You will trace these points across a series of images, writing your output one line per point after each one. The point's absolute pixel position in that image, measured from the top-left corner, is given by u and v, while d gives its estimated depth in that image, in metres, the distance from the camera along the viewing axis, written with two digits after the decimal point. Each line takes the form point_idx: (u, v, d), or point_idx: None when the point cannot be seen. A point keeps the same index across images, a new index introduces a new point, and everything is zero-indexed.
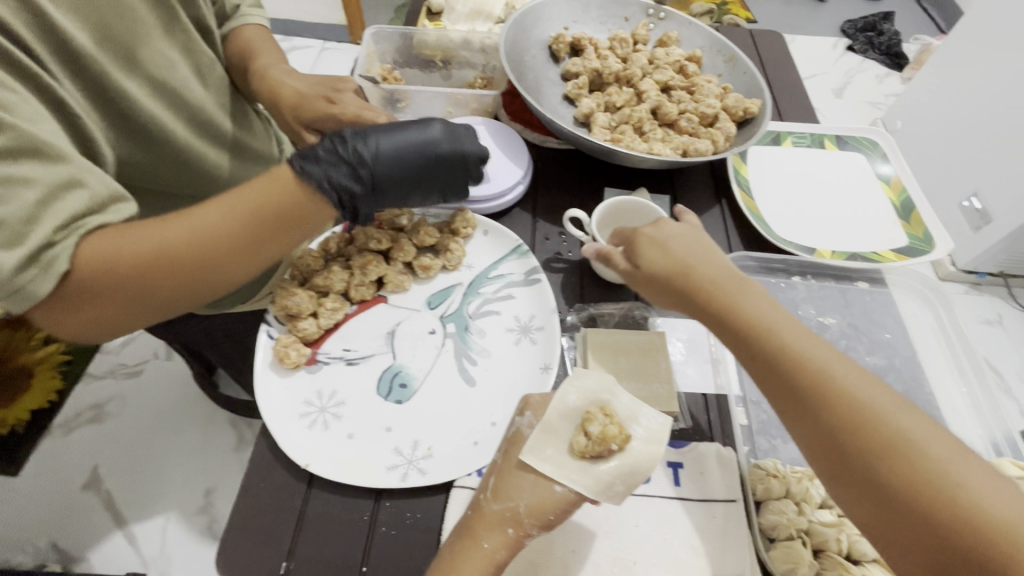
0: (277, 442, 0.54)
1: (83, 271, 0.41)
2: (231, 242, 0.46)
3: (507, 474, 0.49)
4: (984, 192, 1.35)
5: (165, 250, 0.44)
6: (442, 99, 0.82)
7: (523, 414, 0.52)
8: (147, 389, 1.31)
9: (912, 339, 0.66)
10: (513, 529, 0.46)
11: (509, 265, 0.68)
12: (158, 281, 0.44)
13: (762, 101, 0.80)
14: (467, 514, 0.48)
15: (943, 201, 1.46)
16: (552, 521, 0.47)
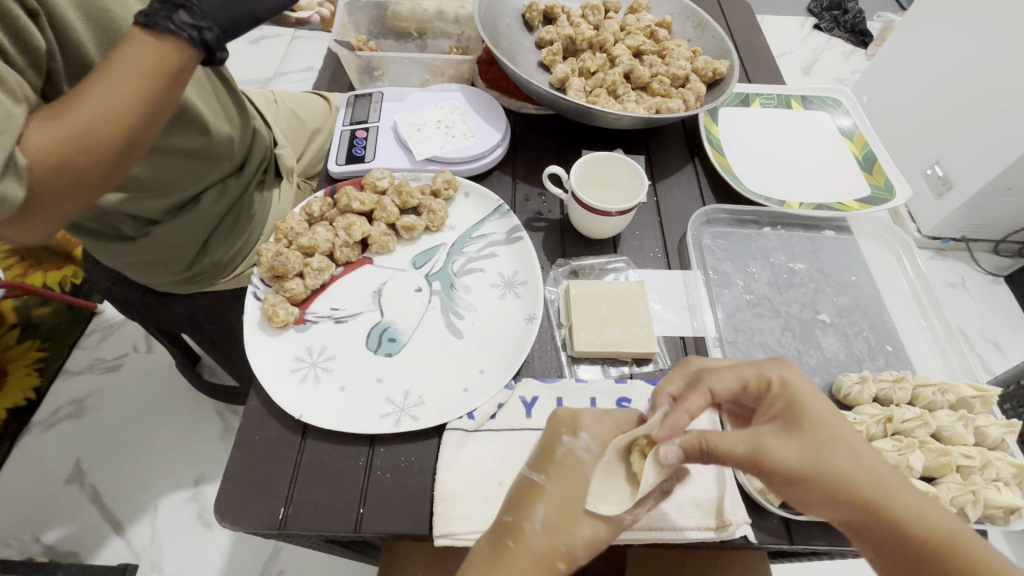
0: (269, 396, 0.55)
1: (39, 167, 0.45)
2: (129, 105, 0.47)
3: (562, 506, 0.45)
4: (945, 159, 1.41)
5: (83, 134, 0.45)
6: (418, 67, 0.83)
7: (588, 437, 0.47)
8: (130, 383, 1.29)
9: (875, 280, 0.69)
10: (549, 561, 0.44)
11: (491, 225, 0.70)
12: (91, 164, 0.47)
13: (731, 62, 0.83)
14: (505, 519, 0.45)
15: (910, 169, 1.52)
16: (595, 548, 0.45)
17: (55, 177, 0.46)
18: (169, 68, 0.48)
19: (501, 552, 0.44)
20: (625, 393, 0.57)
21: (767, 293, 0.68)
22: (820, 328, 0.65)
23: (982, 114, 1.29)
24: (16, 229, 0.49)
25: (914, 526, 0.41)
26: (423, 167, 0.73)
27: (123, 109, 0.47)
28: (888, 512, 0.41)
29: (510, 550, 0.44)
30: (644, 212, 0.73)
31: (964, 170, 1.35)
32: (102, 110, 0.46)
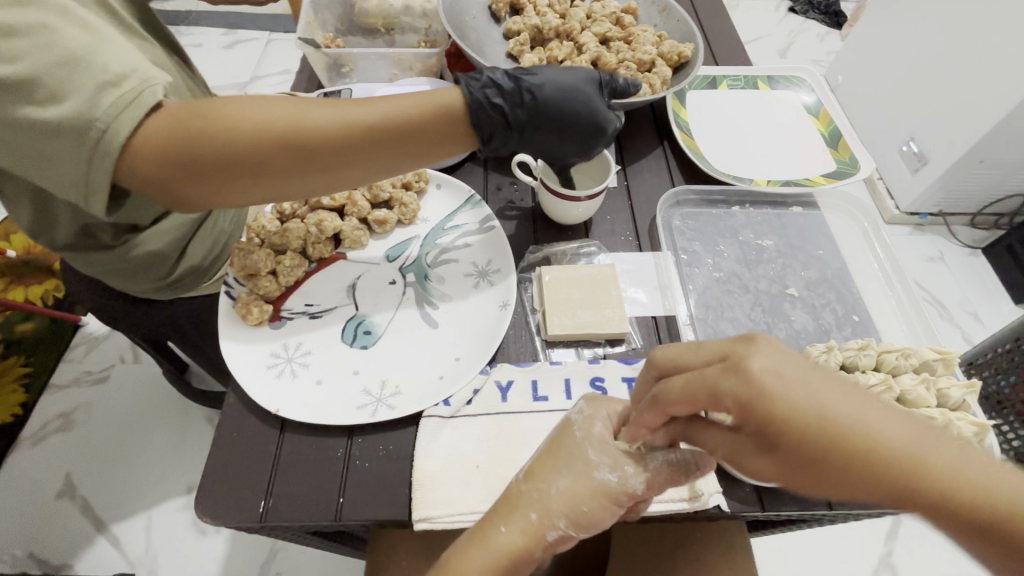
0: (246, 393, 0.55)
1: (157, 121, 0.44)
2: (356, 129, 0.49)
3: (535, 477, 0.46)
4: (919, 135, 1.43)
5: (284, 126, 0.47)
6: (385, 62, 0.83)
7: (579, 408, 0.49)
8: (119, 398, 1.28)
9: (842, 254, 0.71)
10: (531, 538, 0.44)
11: (464, 215, 0.71)
12: (246, 160, 0.47)
13: (695, 45, 0.83)
14: (498, 500, 0.47)
15: (886, 147, 1.54)
16: (582, 519, 0.45)
17: (182, 142, 0.44)
18: (440, 111, 0.53)
19: (485, 532, 0.44)
20: (599, 373, 0.58)
21: (736, 270, 0.69)
22: (789, 302, 0.66)
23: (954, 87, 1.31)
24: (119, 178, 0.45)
25: (945, 497, 0.33)
26: None
27: (335, 131, 0.48)
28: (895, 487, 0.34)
29: (495, 528, 0.44)
30: (615, 197, 0.74)
31: (936, 144, 1.38)
32: (349, 117, 0.49)
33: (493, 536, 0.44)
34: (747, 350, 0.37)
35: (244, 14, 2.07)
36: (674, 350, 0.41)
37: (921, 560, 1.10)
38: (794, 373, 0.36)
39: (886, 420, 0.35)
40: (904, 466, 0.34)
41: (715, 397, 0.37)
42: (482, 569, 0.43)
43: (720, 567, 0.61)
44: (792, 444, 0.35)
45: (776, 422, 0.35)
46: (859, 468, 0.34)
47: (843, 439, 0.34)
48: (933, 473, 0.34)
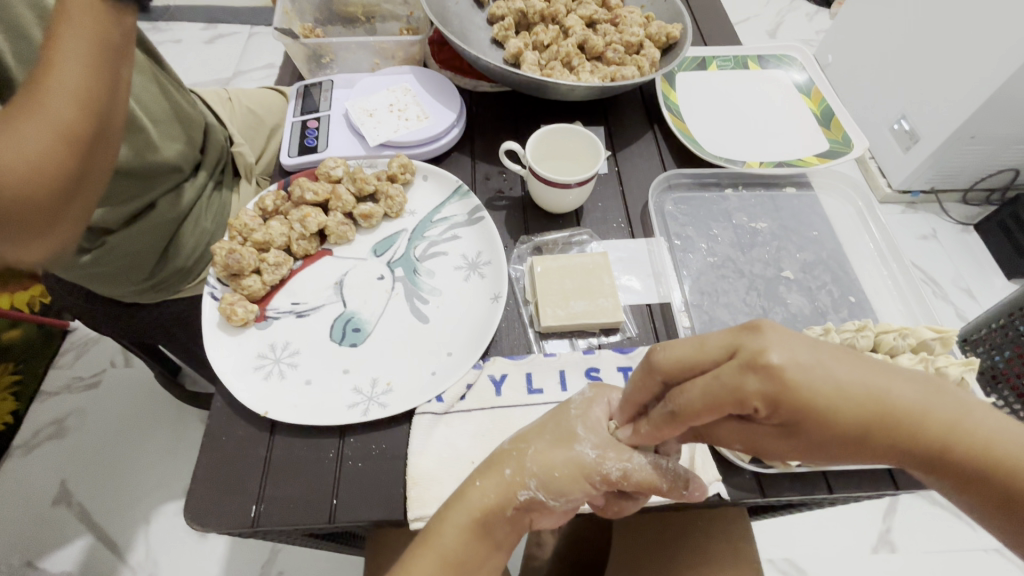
0: (234, 395, 0.54)
1: (2, 186, 0.39)
2: (62, 127, 0.42)
3: (518, 440, 0.47)
4: (910, 113, 1.42)
5: (33, 160, 0.40)
6: (367, 51, 0.81)
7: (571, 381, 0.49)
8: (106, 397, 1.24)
9: (837, 235, 0.70)
10: (501, 496, 0.44)
11: (452, 207, 0.69)
12: (41, 205, 0.42)
13: (684, 25, 0.82)
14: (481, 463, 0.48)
15: (879, 125, 1.53)
16: (553, 483, 0.44)
17: (31, 204, 0.41)
18: (107, 42, 0.44)
19: (463, 489, 0.46)
20: (594, 364, 0.57)
21: (730, 255, 0.68)
22: (785, 284, 0.65)
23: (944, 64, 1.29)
24: (12, 253, 0.44)
25: (961, 454, 0.35)
26: (378, 154, 0.71)
27: (55, 137, 0.41)
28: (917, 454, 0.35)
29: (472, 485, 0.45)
30: (606, 184, 0.73)
31: (928, 121, 1.37)
32: (61, 103, 0.42)
33: (467, 489, 0.45)
34: (754, 341, 0.34)
35: (223, 8, 2.03)
36: (679, 349, 0.37)
37: (919, 536, 1.11)
38: (818, 361, 0.34)
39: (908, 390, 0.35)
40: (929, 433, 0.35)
41: (741, 399, 0.33)
42: (455, 529, 0.44)
43: (721, 554, 0.61)
44: (816, 426, 0.34)
45: (809, 416, 0.33)
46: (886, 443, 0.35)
47: (865, 415, 0.34)
48: (952, 434, 0.35)
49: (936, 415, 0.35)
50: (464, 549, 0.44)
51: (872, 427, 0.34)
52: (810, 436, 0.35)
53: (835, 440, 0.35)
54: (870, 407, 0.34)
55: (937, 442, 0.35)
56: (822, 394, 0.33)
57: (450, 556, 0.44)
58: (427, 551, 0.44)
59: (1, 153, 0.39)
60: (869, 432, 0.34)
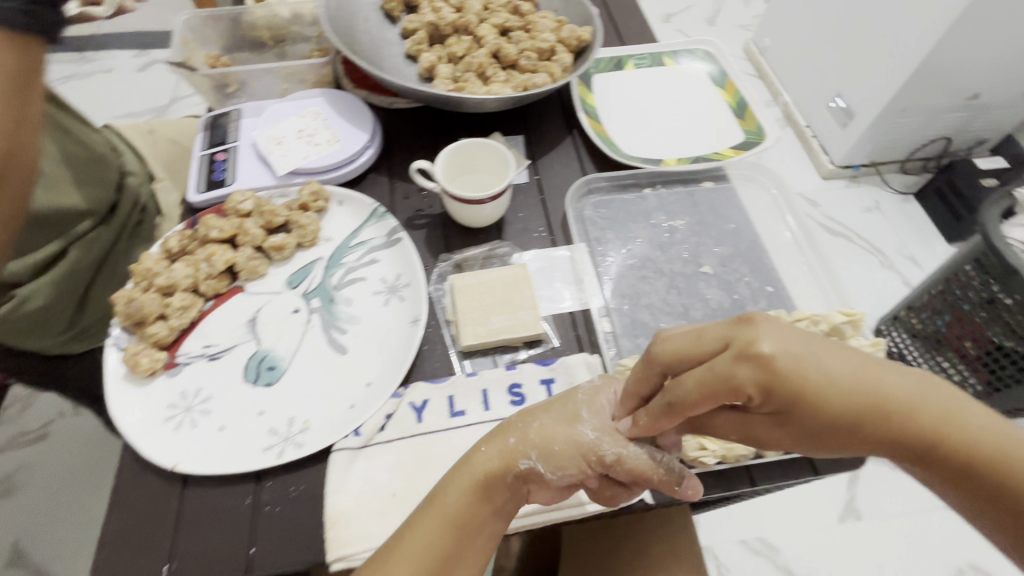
0: (141, 452, 0.52)
1: None
2: None
3: (525, 413, 0.50)
4: (845, 90, 1.39)
5: None
6: (274, 77, 0.79)
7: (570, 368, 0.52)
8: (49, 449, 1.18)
9: (755, 226, 0.71)
10: (502, 465, 0.47)
11: (369, 230, 0.68)
12: None
13: (594, 28, 0.82)
14: (485, 436, 0.50)
15: (814, 104, 1.50)
16: (551, 451, 0.47)
17: None
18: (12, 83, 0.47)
19: (467, 456, 0.48)
20: (516, 379, 0.57)
21: (650, 255, 0.68)
22: (703, 280, 0.66)
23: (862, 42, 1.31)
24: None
25: (956, 453, 0.37)
26: (289, 182, 0.69)
27: None
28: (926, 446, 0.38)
29: (478, 453, 0.48)
30: (525, 193, 0.73)
31: (863, 97, 1.34)
32: None
33: (472, 458, 0.47)
34: (756, 335, 0.38)
35: (154, 32, 1.96)
36: (681, 341, 0.41)
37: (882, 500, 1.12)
38: (809, 342, 0.39)
39: (911, 382, 0.39)
40: (937, 427, 0.38)
41: (734, 387, 0.38)
42: (466, 493, 0.46)
43: (660, 554, 0.61)
44: (808, 413, 0.38)
45: (801, 399, 0.38)
46: (888, 433, 0.38)
47: (857, 406, 0.38)
48: (958, 433, 0.37)
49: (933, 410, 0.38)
50: (472, 512, 0.46)
51: (863, 417, 0.38)
52: (809, 423, 0.39)
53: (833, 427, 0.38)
54: (862, 395, 0.38)
55: (931, 439, 0.38)
56: (817, 381, 0.38)
57: (457, 518, 0.46)
58: (437, 513, 0.46)
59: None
60: (862, 421, 0.38)
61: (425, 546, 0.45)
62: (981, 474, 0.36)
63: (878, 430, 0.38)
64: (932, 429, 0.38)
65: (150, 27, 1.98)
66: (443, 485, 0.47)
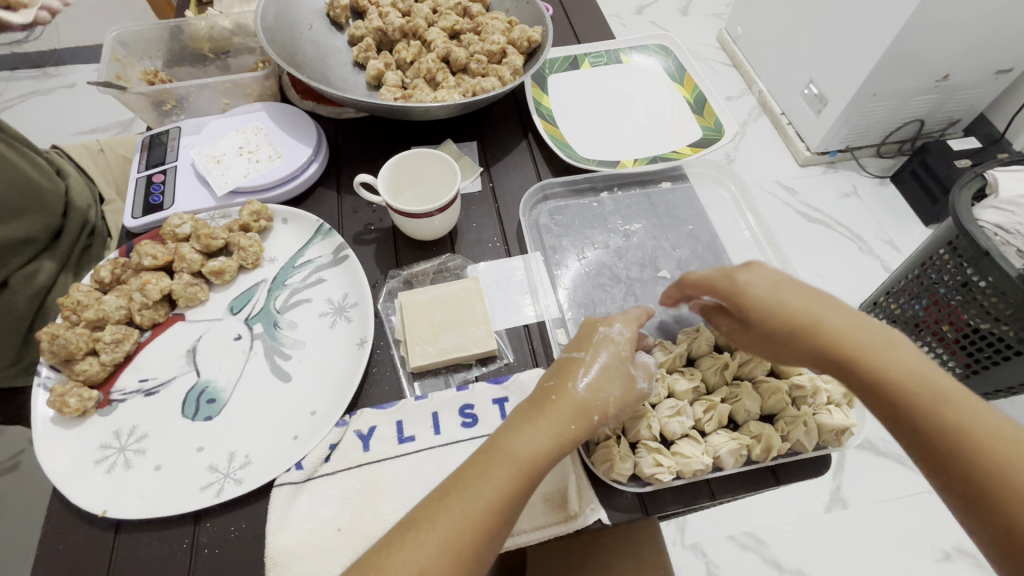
0: (71, 497, 0.49)
1: None
2: None
3: (597, 384, 0.47)
4: (818, 77, 1.37)
5: None
6: (211, 92, 0.76)
7: (625, 325, 0.51)
8: (11, 484, 1.11)
9: (713, 227, 0.69)
10: (578, 415, 0.45)
11: (316, 248, 0.65)
12: None
13: (544, 27, 0.79)
14: (549, 395, 0.46)
15: (790, 89, 1.48)
16: (617, 397, 0.47)
17: None
18: None
19: (541, 422, 0.45)
20: (468, 400, 0.55)
21: (606, 261, 0.66)
22: (661, 285, 0.64)
23: (830, 29, 1.29)
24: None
25: (909, 395, 0.40)
26: (231, 202, 0.67)
27: None
28: (914, 405, 0.40)
29: (553, 400, 0.46)
30: (478, 202, 0.70)
31: (835, 82, 1.32)
32: None
33: (563, 426, 0.45)
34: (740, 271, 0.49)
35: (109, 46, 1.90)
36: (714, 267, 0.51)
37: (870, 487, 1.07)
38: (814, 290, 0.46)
39: (922, 356, 0.42)
40: (930, 398, 0.39)
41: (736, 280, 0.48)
42: (540, 442, 0.43)
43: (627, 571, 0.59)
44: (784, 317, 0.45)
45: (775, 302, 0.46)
46: (856, 360, 0.42)
47: (835, 327, 0.44)
48: (934, 389, 0.40)
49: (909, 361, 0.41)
50: (545, 462, 0.43)
51: (844, 335, 0.43)
52: (790, 325, 0.45)
53: (807, 329, 0.44)
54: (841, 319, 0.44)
55: (894, 376, 0.41)
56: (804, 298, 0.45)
57: (528, 471, 0.43)
58: (504, 461, 0.42)
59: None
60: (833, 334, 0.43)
61: (488, 499, 0.41)
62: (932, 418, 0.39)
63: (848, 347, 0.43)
64: (898, 370, 0.41)
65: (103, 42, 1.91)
66: (506, 437, 0.44)
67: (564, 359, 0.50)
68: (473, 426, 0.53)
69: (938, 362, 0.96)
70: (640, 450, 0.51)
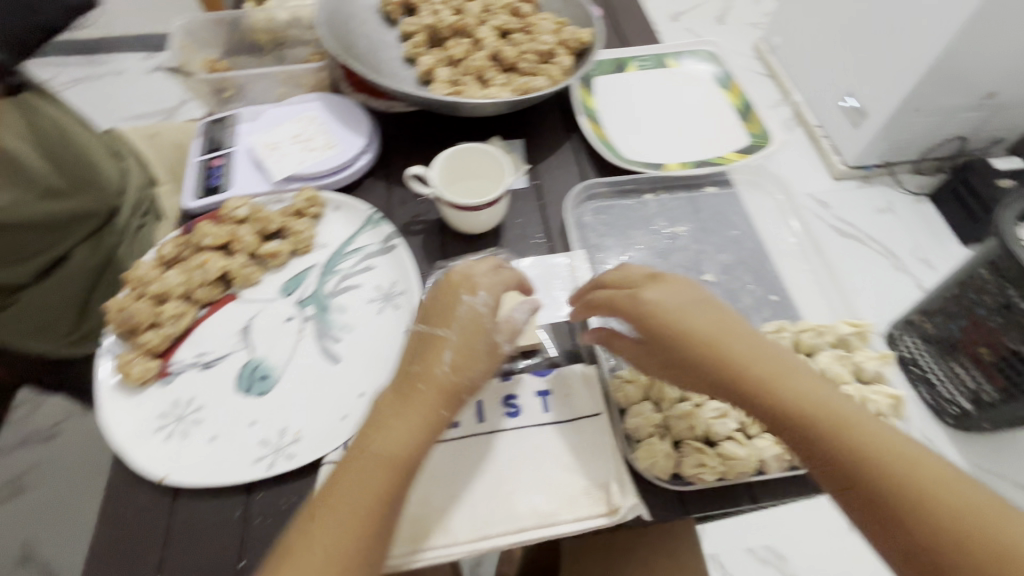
0: (131, 461, 0.51)
1: None
2: None
3: (461, 369, 0.48)
4: (858, 89, 1.34)
5: None
6: (270, 80, 0.78)
7: (475, 293, 0.51)
8: (59, 450, 1.22)
9: (758, 234, 0.69)
10: (434, 388, 0.47)
11: (365, 237, 0.67)
12: None
13: (594, 29, 0.80)
14: (420, 382, 0.47)
15: (825, 101, 1.45)
16: (479, 364, 0.49)
17: None
18: None
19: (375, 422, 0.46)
20: (511, 390, 0.56)
21: (651, 262, 0.67)
22: (706, 288, 0.64)
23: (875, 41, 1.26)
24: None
25: (886, 476, 0.37)
26: (284, 188, 0.69)
27: None
28: (786, 424, 0.41)
29: (412, 374, 0.48)
30: (523, 199, 0.71)
31: (874, 96, 1.30)
32: None
33: (436, 411, 0.46)
34: (649, 284, 0.49)
35: (152, 38, 1.96)
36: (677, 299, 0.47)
37: None
38: (724, 306, 0.47)
39: (886, 427, 0.40)
40: (897, 475, 0.37)
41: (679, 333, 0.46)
42: (405, 433, 0.45)
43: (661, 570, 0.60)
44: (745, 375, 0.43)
45: (733, 359, 0.43)
46: (820, 432, 0.39)
47: (800, 399, 0.41)
48: (905, 466, 0.37)
49: (883, 435, 0.39)
50: (412, 454, 0.44)
51: (809, 403, 0.41)
52: (751, 388, 0.42)
53: (774, 397, 0.41)
54: (802, 387, 0.41)
55: (863, 455, 0.38)
56: (754, 354, 0.43)
57: (388, 452, 0.44)
58: (373, 454, 0.43)
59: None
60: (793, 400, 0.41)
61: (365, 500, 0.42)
62: (909, 505, 0.36)
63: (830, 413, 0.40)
64: (873, 448, 0.38)
65: (147, 34, 1.96)
66: (371, 427, 0.46)
67: (412, 337, 0.52)
68: (516, 417, 0.54)
69: (974, 388, 0.91)
70: (684, 449, 0.51)
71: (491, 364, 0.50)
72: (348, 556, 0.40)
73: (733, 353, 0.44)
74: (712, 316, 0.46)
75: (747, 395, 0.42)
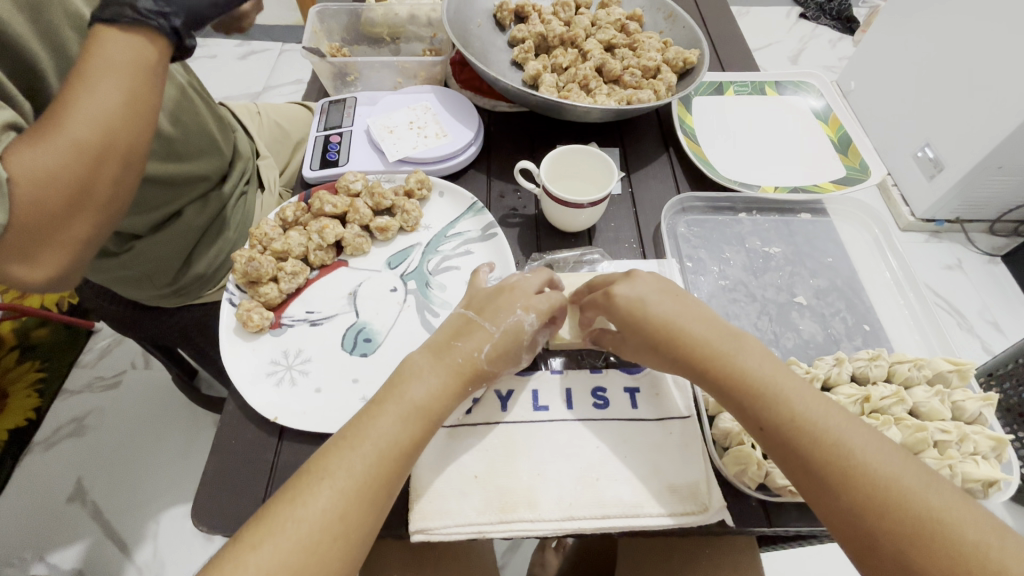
0: (245, 400, 0.55)
1: (18, 193, 0.44)
2: (80, 148, 0.46)
3: (497, 354, 0.53)
4: (935, 140, 1.30)
5: (53, 179, 0.46)
6: (390, 70, 0.84)
7: (528, 311, 0.55)
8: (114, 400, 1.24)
9: (852, 262, 0.70)
10: (470, 365, 0.52)
11: (466, 223, 0.70)
12: (60, 217, 0.47)
13: (701, 51, 0.83)
14: (461, 358, 0.51)
15: (900, 150, 1.41)
16: (508, 362, 0.54)
17: (41, 214, 0.46)
18: (147, 63, 0.50)
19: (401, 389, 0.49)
20: (600, 383, 0.58)
21: (742, 278, 0.68)
22: (797, 310, 0.65)
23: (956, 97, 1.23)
24: (21, 271, 0.48)
25: (891, 508, 0.40)
26: (396, 169, 0.73)
27: (67, 158, 0.46)
28: (789, 438, 0.45)
29: (453, 346, 0.52)
30: (619, 204, 0.74)
31: (954, 148, 1.25)
32: (70, 126, 0.46)
33: (462, 388, 0.51)
34: (623, 281, 0.55)
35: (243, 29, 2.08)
36: (675, 308, 0.52)
37: None
38: (728, 328, 0.51)
39: (891, 454, 0.43)
40: (896, 508, 0.40)
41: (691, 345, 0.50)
42: (435, 389, 0.49)
43: None
44: (754, 396, 0.47)
45: (741, 378, 0.48)
46: (826, 461, 0.43)
47: (809, 426, 0.44)
48: (906, 498, 0.40)
49: (886, 466, 0.42)
50: (435, 411, 0.49)
51: (812, 428, 0.44)
52: (758, 409, 0.46)
53: (785, 423, 0.45)
54: (810, 414, 0.45)
55: (860, 485, 0.41)
56: (766, 377, 0.47)
57: (421, 408, 0.48)
58: (400, 408, 0.47)
59: (18, 171, 0.44)
60: (799, 427, 0.44)
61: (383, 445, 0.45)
62: (905, 533, 0.39)
63: (828, 447, 0.43)
64: (877, 476, 0.41)
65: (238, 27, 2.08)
66: (406, 378, 0.50)
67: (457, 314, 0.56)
68: (605, 408, 0.55)
69: None
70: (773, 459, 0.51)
71: (515, 364, 0.55)
72: (368, 490, 0.44)
73: (744, 373, 0.48)
74: (724, 330, 0.51)
75: (762, 417, 0.46)
